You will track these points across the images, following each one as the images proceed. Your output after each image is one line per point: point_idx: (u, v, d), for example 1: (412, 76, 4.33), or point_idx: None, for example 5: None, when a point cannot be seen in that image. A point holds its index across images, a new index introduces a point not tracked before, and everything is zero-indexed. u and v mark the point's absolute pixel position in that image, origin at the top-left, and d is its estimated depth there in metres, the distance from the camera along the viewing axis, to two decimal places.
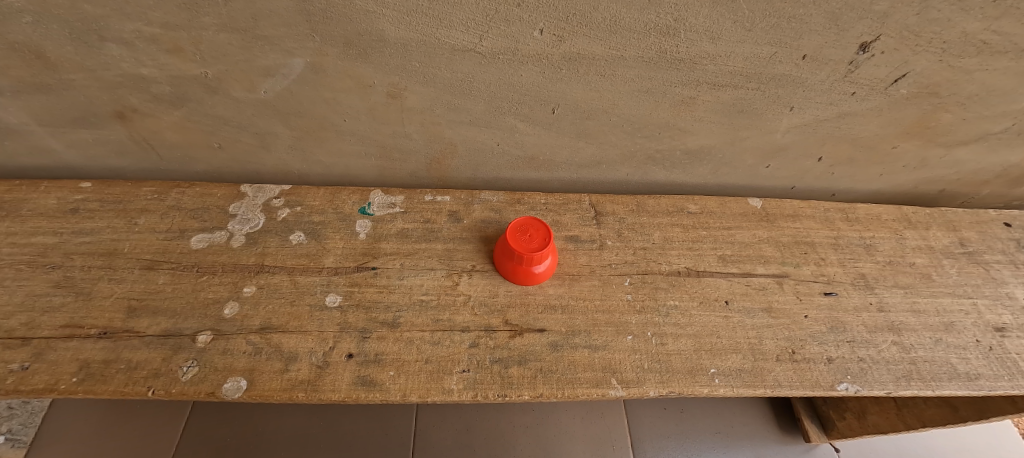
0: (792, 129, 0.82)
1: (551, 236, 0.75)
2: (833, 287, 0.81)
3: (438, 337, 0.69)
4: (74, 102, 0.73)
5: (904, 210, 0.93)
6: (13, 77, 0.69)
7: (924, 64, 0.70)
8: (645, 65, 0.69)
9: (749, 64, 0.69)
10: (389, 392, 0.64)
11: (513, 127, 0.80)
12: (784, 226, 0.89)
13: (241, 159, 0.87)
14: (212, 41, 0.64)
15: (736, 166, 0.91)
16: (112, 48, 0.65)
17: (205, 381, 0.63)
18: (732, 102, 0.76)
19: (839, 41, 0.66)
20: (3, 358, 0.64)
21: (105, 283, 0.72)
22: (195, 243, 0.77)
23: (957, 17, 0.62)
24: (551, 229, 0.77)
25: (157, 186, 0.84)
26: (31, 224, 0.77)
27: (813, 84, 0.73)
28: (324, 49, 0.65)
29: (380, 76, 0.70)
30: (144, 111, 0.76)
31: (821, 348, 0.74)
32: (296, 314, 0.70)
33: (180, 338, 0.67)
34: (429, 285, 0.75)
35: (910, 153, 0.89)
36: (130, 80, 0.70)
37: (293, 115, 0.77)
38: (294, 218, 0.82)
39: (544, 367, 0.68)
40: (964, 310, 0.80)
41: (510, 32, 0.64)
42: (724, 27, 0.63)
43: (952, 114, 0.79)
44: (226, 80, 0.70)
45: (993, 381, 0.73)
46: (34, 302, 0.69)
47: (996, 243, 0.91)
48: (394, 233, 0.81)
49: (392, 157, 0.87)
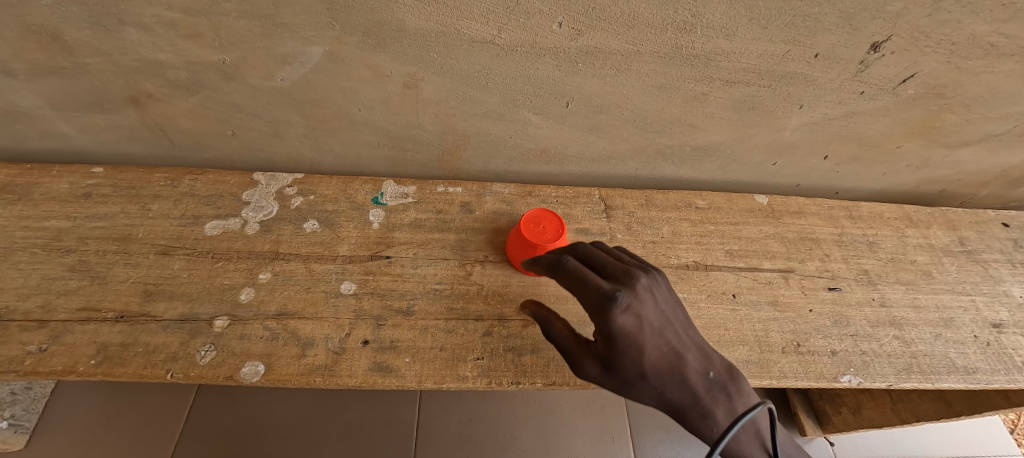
0: (800, 127, 0.84)
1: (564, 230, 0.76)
2: (836, 282, 0.83)
3: (452, 326, 0.71)
4: (89, 86, 0.73)
5: (906, 208, 0.95)
6: (26, 59, 0.68)
7: (933, 64, 0.71)
8: (660, 60, 0.70)
9: (763, 61, 0.70)
10: (405, 379, 0.65)
11: (526, 119, 0.81)
12: (789, 222, 0.90)
13: (253, 146, 0.87)
14: (231, 28, 0.64)
15: (743, 162, 0.93)
16: (130, 32, 0.64)
17: (224, 365, 0.64)
18: (743, 98, 0.77)
19: (851, 40, 0.67)
20: (20, 340, 0.64)
21: (120, 268, 0.72)
22: (210, 229, 0.78)
23: (967, 19, 0.63)
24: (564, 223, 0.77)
25: (169, 172, 0.84)
26: (43, 208, 0.77)
27: (823, 82, 0.74)
28: (343, 38, 0.65)
29: (397, 66, 0.71)
30: (159, 97, 0.76)
31: (825, 342, 0.76)
32: (311, 301, 0.71)
33: (197, 323, 0.67)
34: (443, 274, 0.76)
35: (914, 153, 0.91)
36: (146, 65, 0.70)
37: (308, 103, 0.77)
38: (307, 206, 0.82)
39: (556, 356, 0.69)
40: (962, 306, 0.82)
41: (529, 24, 0.64)
42: (739, 24, 0.64)
43: (956, 115, 0.81)
44: (244, 67, 0.70)
45: (990, 375, 0.75)
46: (49, 285, 0.69)
47: (994, 242, 0.93)
48: (407, 223, 0.82)
49: (404, 147, 0.88)
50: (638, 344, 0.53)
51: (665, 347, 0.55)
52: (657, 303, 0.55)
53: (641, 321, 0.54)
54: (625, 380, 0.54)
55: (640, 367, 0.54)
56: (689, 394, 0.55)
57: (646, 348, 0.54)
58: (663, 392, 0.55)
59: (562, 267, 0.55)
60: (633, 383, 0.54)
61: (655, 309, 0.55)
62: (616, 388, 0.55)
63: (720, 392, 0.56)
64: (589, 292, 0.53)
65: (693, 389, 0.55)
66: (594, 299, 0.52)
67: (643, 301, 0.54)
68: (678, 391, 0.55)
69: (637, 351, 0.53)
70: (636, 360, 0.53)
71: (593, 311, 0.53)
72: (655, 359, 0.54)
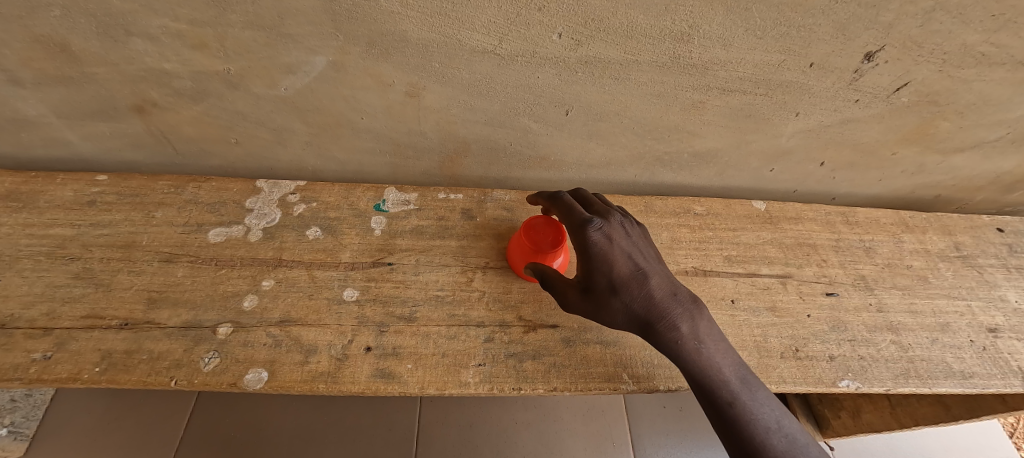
0: (797, 133, 0.85)
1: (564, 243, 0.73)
2: (834, 287, 0.84)
3: (454, 332, 0.71)
4: (96, 95, 0.74)
5: (902, 214, 0.97)
6: (34, 69, 0.69)
7: (925, 73, 0.72)
8: (658, 69, 0.71)
9: (759, 70, 0.71)
10: (407, 385, 0.66)
11: (527, 127, 0.83)
12: (786, 228, 0.91)
13: (257, 153, 0.88)
14: (237, 39, 0.65)
15: (741, 168, 0.94)
16: (137, 43, 0.65)
17: (227, 372, 0.64)
18: (740, 106, 0.78)
19: (845, 50, 0.68)
20: (25, 348, 0.65)
21: (124, 275, 0.73)
22: (213, 236, 0.78)
23: (959, 29, 0.65)
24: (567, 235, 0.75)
25: (173, 180, 0.84)
26: (48, 215, 0.78)
27: (818, 90, 0.75)
28: (346, 48, 0.66)
29: (400, 75, 0.72)
30: (164, 105, 0.77)
31: (823, 347, 0.76)
32: (314, 308, 0.71)
33: (200, 330, 0.68)
34: (444, 280, 0.77)
35: (909, 159, 0.92)
36: (152, 75, 0.70)
37: (312, 112, 0.78)
38: (310, 213, 0.83)
39: (557, 362, 0.70)
40: (958, 311, 0.83)
41: (529, 35, 0.65)
42: (736, 34, 0.65)
43: (950, 122, 0.82)
44: (249, 76, 0.71)
45: (987, 380, 0.76)
46: (53, 293, 0.70)
47: (989, 247, 0.94)
48: (408, 230, 0.83)
49: (406, 154, 0.89)
50: (610, 259, 0.62)
51: (634, 266, 0.63)
52: (630, 231, 0.66)
53: (613, 241, 0.64)
54: (598, 295, 0.62)
55: (611, 281, 0.62)
56: (656, 312, 0.62)
57: (616, 264, 0.62)
58: (633, 307, 0.62)
59: (556, 199, 0.68)
60: (605, 297, 0.62)
61: (628, 236, 0.65)
62: (591, 305, 0.62)
63: (685, 312, 0.63)
64: (572, 215, 0.64)
65: (659, 306, 0.62)
66: (574, 223, 0.64)
67: (618, 228, 0.65)
68: (647, 308, 0.62)
69: (608, 264, 0.62)
70: (608, 274, 0.62)
71: (573, 228, 0.63)
72: (625, 274, 0.62)
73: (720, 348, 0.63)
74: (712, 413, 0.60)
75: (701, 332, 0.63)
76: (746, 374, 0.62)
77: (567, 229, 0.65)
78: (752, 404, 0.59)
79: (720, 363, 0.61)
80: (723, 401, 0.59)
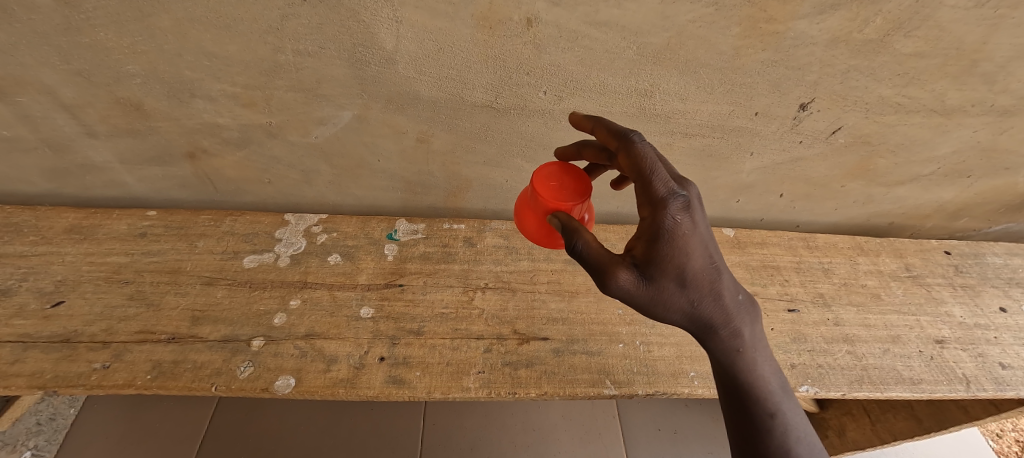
0: (754, 170, 0.98)
1: (591, 191, 0.60)
2: (795, 304, 0.94)
3: (457, 343, 0.81)
4: (156, 144, 0.88)
5: (858, 239, 1.08)
6: (109, 124, 0.83)
7: (854, 119, 0.86)
8: (629, 118, 0.84)
9: (714, 118, 0.85)
10: (416, 390, 0.75)
11: (520, 166, 0.96)
12: (753, 252, 1.03)
13: (286, 190, 1.01)
14: (281, 98, 0.79)
15: (710, 200, 1.07)
16: (199, 103, 0.79)
17: (261, 379, 0.74)
18: (702, 147, 0.92)
19: (782, 102, 0.82)
20: (86, 359, 0.75)
21: (172, 296, 0.84)
22: (248, 262, 0.90)
23: (873, 85, 0.78)
24: (590, 182, 0.61)
25: (213, 214, 0.97)
26: (106, 246, 0.90)
27: (767, 134, 0.89)
28: (369, 105, 0.80)
29: (412, 125, 0.85)
30: (212, 152, 0.90)
31: (785, 356, 0.86)
32: (335, 323, 0.82)
33: (237, 342, 0.78)
34: (448, 299, 0.88)
35: (857, 191, 1.05)
36: (206, 127, 0.84)
37: (336, 156, 0.92)
38: (331, 242, 0.95)
39: (547, 369, 0.80)
40: (908, 325, 0.93)
41: (521, 92, 0.79)
42: (690, 91, 0.79)
43: (885, 159, 0.95)
44: (286, 128, 0.85)
45: (934, 385, 0.84)
46: (111, 312, 0.81)
47: (938, 268, 1.05)
48: (417, 255, 0.94)
49: (415, 190, 1.02)
50: (688, 247, 0.48)
51: (710, 258, 0.50)
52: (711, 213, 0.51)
53: (695, 224, 0.49)
54: (659, 288, 0.48)
55: (681, 273, 0.48)
56: (717, 311, 0.52)
57: (694, 253, 0.48)
58: (694, 305, 0.51)
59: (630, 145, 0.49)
60: (666, 291, 0.49)
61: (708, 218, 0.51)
62: (646, 296, 0.49)
63: (747, 315, 0.54)
64: (654, 180, 0.47)
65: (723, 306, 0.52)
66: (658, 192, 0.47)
67: (702, 207, 0.50)
68: (709, 306, 0.51)
69: (684, 253, 0.48)
70: (681, 264, 0.48)
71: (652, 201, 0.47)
72: (698, 267, 0.49)
73: (768, 352, 0.56)
74: (742, 419, 0.54)
75: (756, 338, 0.55)
76: (785, 381, 0.57)
77: (638, 195, 0.48)
78: (791, 418, 0.54)
79: (766, 372, 0.55)
80: (763, 409, 0.53)
